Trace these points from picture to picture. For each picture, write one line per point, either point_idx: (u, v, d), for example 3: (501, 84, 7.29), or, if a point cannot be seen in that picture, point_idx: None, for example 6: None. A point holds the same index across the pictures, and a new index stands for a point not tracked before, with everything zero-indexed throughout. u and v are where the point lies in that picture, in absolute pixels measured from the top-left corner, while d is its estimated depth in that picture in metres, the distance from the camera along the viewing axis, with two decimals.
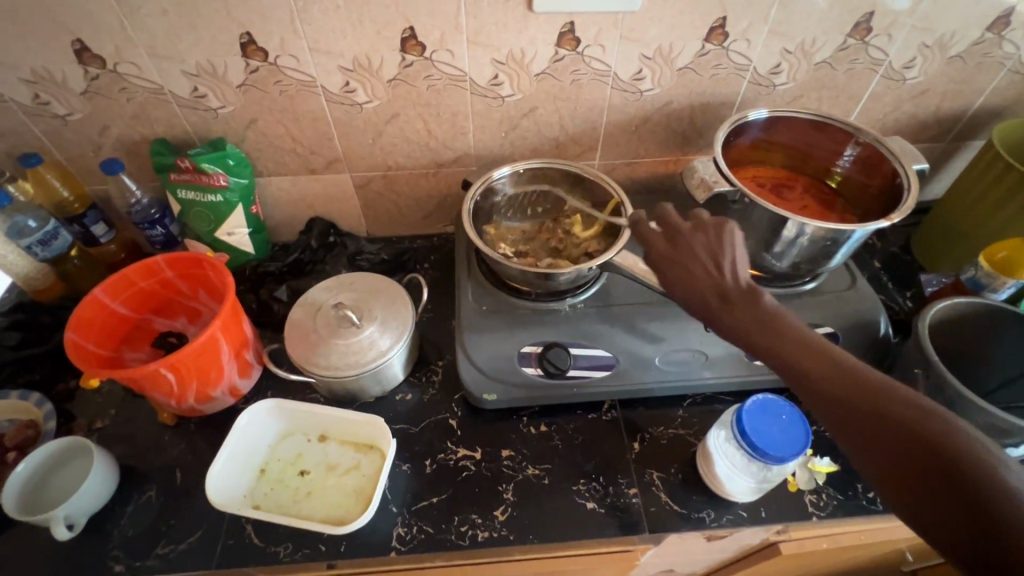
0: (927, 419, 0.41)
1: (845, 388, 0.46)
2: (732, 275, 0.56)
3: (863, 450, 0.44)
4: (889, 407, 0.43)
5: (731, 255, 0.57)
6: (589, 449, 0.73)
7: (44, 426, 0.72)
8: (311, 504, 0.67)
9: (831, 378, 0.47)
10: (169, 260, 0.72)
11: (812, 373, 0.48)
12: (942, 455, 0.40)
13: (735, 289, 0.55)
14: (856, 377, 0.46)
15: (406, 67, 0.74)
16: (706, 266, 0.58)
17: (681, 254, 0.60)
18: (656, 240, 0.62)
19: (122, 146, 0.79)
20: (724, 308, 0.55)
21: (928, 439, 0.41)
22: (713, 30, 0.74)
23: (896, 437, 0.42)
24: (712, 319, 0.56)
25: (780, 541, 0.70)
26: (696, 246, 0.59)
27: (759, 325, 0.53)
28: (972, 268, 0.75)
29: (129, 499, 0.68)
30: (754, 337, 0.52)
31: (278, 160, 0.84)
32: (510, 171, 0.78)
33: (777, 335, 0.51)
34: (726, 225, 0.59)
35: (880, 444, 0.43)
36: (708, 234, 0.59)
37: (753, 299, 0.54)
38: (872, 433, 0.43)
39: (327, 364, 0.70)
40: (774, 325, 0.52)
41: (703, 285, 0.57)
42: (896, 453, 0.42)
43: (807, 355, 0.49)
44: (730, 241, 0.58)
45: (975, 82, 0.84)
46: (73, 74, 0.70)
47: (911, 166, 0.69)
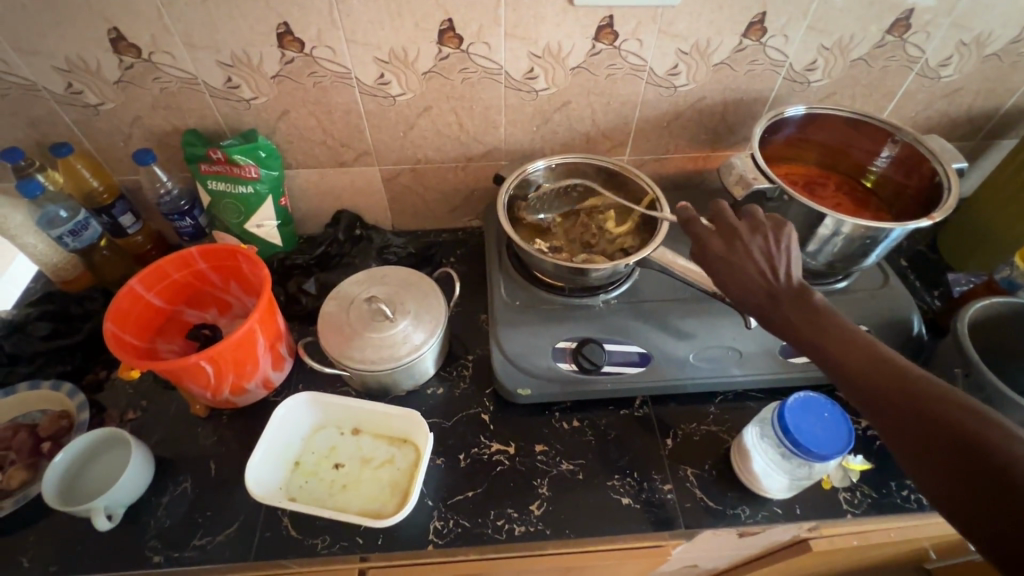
0: (971, 418, 0.41)
1: (890, 386, 0.46)
2: (785, 276, 0.57)
3: (904, 447, 0.44)
4: (933, 406, 0.43)
5: (785, 256, 0.58)
6: (622, 445, 0.73)
7: (77, 416, 0.72)
8: (347, 497, 0.68)
9: (877, 376, 0.47)
10: (203, 252, 0.72)
11: (858, 371, 0.48)
12: (983, 454, 0.40)
13: (785, 289, 0.56)
14: (903, 376, 0.46)
15: (442, 59, 0.73)
16: (759, 266, 0.58)
17: (733, 252, 0.59)
18: (712, 241, 0.61)
19: (153, 136, 0.79)
20: (774, 306, 0.56)
21: (970, 438, 0.41)
22: (752, 25, 0.73)
23: (938, 434, 0.42)
24: (761, 316, 0.57)
25: (811, 537, 0.70)
26: (751, 247, 0.59)
27: (808, 323, 0.53)
28: (1007, 268, 0.75)
29: (164, 490, 0.68)
30: (803, 335, 0.53)
31: (308, 152, 0.84)
32: (545, 164, 0.80)
33: (828, 334, 0.52)
34: (784, 228, 0.59)
35: (922, 441, 0.43)
36: (765, 237, 0.59)
37: (805, 298, 0.55)
38: (914, 430, 0.44)
39: (362, 357, 0.70)
40: (824, 325, 0.52)
41: (754, 283, 0.57)
42: (936, 450, 0.42)
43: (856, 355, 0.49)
44: (785, 244, 0.58)
45: (1010, 81, 0.84)
46: (108, 63, 0.70)
47: (950, 165, 0.69)
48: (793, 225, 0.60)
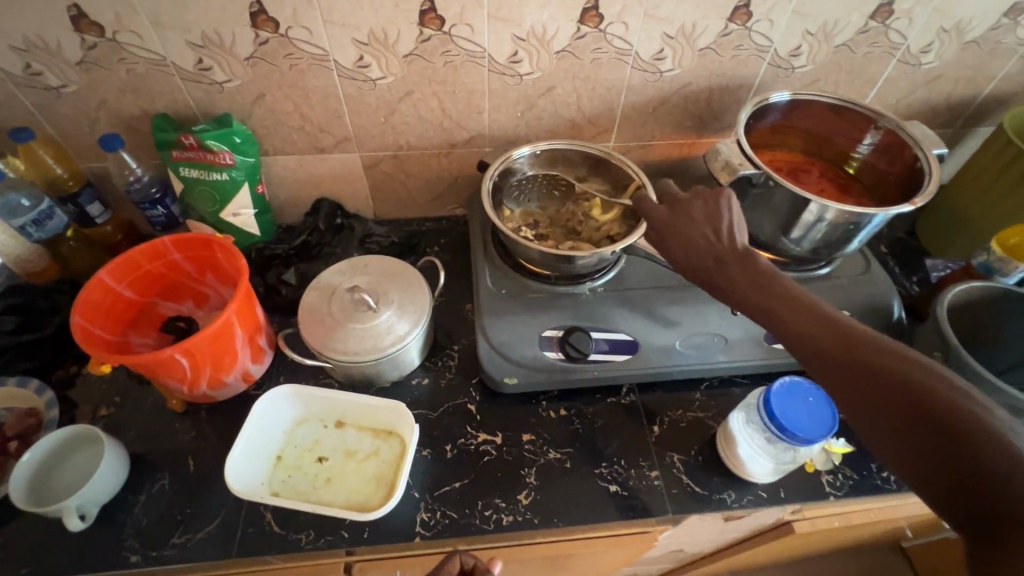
0: (899, 361, 0.44)
1: (826, 338, 0.48)
2: (728, 237, 0.58)
3: (840, 392, 0.46)
4: (865, 353, 0.45)
5: (728, 219, 0.59)
6: (610, 432, 0.73)
7: (45, 414, 0.69)
8: (331, 490, 0.66)
9: (813, 329, 0.49)
10: (176, 242, 0.69)
11: (795, 324, 0.50)
12: (912, 394, 0.42)
13: (729, 250, 0.58)
14: (836, 326, 0.48)
15: (423, 42, 0.71)
16: (704, 229, 0.59)
17: (679, 216, 0.61)
18: (659, 209, 0.63)
19: (120, 121, 0.75)
20: (718, 267, 0.57)
21: (900, 379, 0.43)
22: (737, 9, 0.72)
23: (869, 379, 0.44)
24: (707, 280, 0.58)
25: (794, 519, 0.71)
26: (696, 213, 0.61)
27: (750, 283, 0.55)
28: (984, 253, 0.76)
29: (141, 487, 0.66)
30: (745, 295, 0.55)
31: (286, 139, 0.81)
32: (530, 151, 0.78)
33: (768, 291, 0.53)
34: (722, 195, 0.60)
35: (858, 387, 0.44)
36: (706, 202, 0.61)
37: (745, 260, 0.57)
38: (846, 377, 0.45)
39: (345, 348, 0.68)
40: (763, 283, 0.54)
41: (700, 247, 0.59)
42: (869, 394, 0.44)
43: (796, 310, 0.51)
44: (728, 207, 0.60)
45: (988, 68, 0.85)
46: (68, 42, 0.66)
47: (931, 151, 0.70)
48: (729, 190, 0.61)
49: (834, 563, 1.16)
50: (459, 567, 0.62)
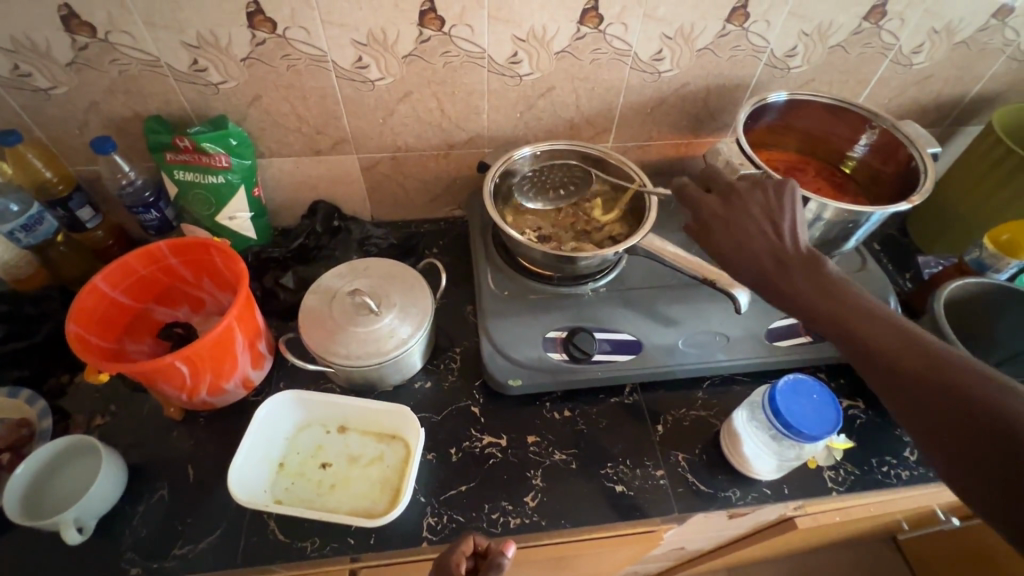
0: (979, 382, 0.43)
1: (902, 350, 0.48)
2: (790, 236, 0.58)
3: (907, 403, 0.46)
4: (944, 370, 0.45)
5: (790, 219, 0.59)
6: (614, 432, 0.73)
7: (38, 424, 0.68)
8: (336, 497, 0.65)
9: (884, 338, 0.49)
10: (173, 246, 0.68)
11: (857, 327, 0.51)
12: (994, 416, 0.41)
13: (792, 251, 0.57)
14: (907, 339, 0.48)
15: (423, 42, 0.71)
16: (765, 228, 0.59)
17: (737, 213, 0.62)
18: (711, 204, 0.64)
19: (112, 123, 0.74)
20: (779, 268, 0.57)
21: (982, 400, 0.42)
22: (735, 10, 0.73)
23: (948, 396, 0.44)
24: (766, 282, 0.58)
25: (797, 515, 0.72)
26: (753, 206, 0.61)
27: (813, 285, 0.54)
28: (976, 249, 0.77)
29: (139, 497, 0.65)
30: (811, 299, 0.54)
31: (282, 140, 0.80)
32: (531, 151, 0.78)
33: (834, 296, 0.53)
34: (787, 183, 0.62)
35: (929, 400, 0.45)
36: (765, 196, 0.62)
37: (810, 261, 0.56)
38: (920, 391, 0.45)
39: (346, 353, 0.67)
40: (828, 287, 0.54)
41: (761, 248, 0.58)
42: (948, 413, 0.43)
43: (862, 317, 0.51)
44: (791, 206, 0.61)
45: (977, 68, 0.86)
46: (58, 42, 0.64)
47: (926, 150, 0.71)
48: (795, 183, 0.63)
49: (831, 557, 1.18)
50: (473, 549, 0.59)
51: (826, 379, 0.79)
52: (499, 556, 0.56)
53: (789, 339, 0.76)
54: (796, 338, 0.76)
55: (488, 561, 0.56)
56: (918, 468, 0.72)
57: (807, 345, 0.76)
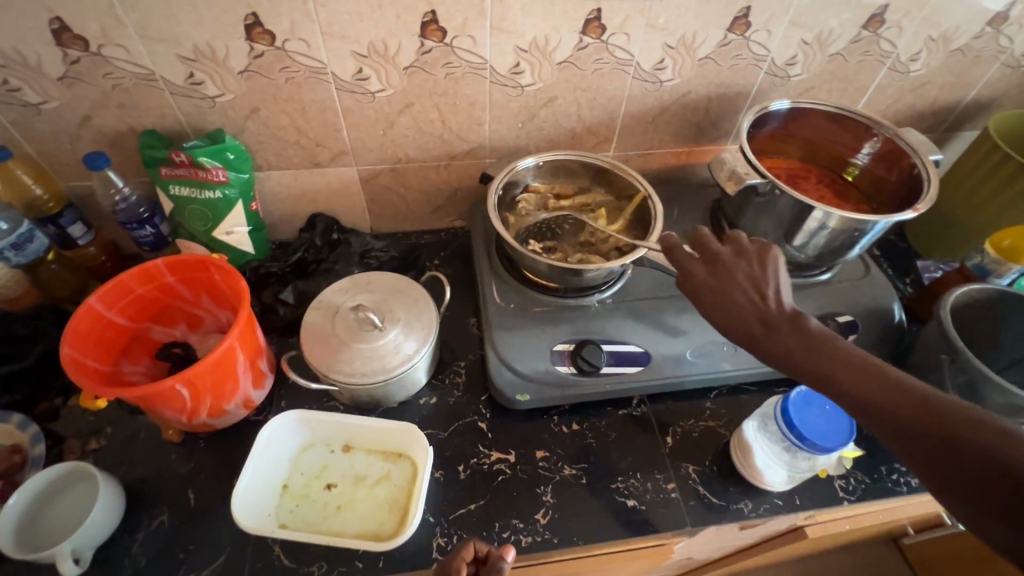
0: (1005, 444, 0.40)
1: (906, 408, 0.45)
2: (776, 303, 0.54)
3: (928, 469, 0.43)
4: (964, 434, 0.41)
5: (773, 282, 0.56)
6: (624, 445, 0.72)
7: (31, 450, 0.65)
8: (342, 519, 0.64)
9: (896, 402, 0.45)
10: (170, 264, 0.66)
11: (856, 387, 0.48)
12: (1016, 479, 0.38)
13: (778, 315, 0.54)
14: (911, 396, 0.45)
15: (424, 53, 0.70)
16: (748, 293, 0.56)
17: (719, 278, 0.58)
18: (697, 268, 0.59)
19: (104, 138, 0.72)
20: (768, 334, 0.54)
21: (1003, 462, 0.39)
22: (737, 19, 0.73)
23: (962, 459, 0.41)
24: (755, 348, 0.54)
25: (807, 524, 0.71)
26: (739, 275, 0.57)
27: (807, 349, 0.51)
28: (978, 256, 0.78)
29: (138, 525, 0.63)
30: (804, 362, 0.51)
31: (280, 153, 0.78)
32: (534, 162, 0.78)
33: (830, 359, 0.50)
34: (770, 253, 0.58)
35: (948, 465, 0.41)
36: (751, 263, 0.58)
37: (799, 324, 0.53)
38: (942, 460, 0.42)
39: (351, 370, 0.66)
40: (822, 349, 0.51)
41: (745, 312, 0.55)
42: (976, 482, 0.40)
43: (860, 378, 0.48)
44: (774, 268, 0.57)
45: (972, 74, 0.87)
46: (50, 56, 0.62)
47: (928, 157, 0.71)
48: (778, 249, 0.59)
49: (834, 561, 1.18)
50: (473, 556, 0.58)
51: None
52: (499, 561, 0.57)
53: None
54: None
55: (488, 566, 0.56)
56: None
57: None
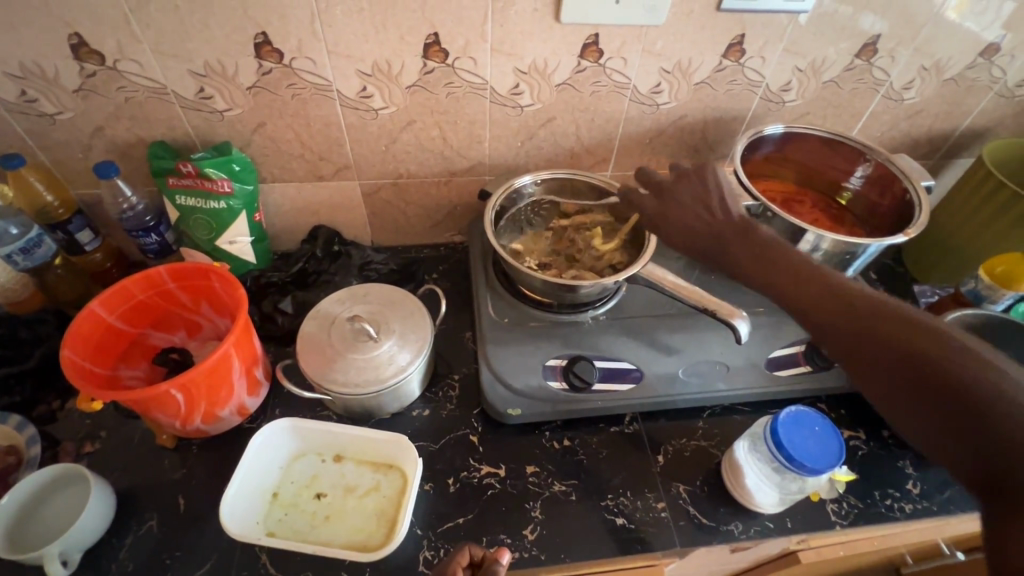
0: (879, 304, 0.50)
1: (809, 286, 0.56)
2: (727, 214, 0.67)
3: (823, 330, 0.53)
4: (857, 299, 0.52)
5: (717, 196, 0.68)
6: (615, 463, 0.72)
7: (26, 451, 0.67)
8: (330, 529, 0.64)
9: (808, 284, 0.56)
10: (172, 271, 0.68)
11: (776, 274, 0.59)
12: (884, 327, 0.48)
13: (729, 226, 0.66)
14: (819, 279, 0.56)
15: (427, 73, 0.72)
16: (699, 210, 0.68)
17: (665, 204, 0.71)
18: (647, 201, 0.72)
19: (116, 148, 0.74)
20: (719, 240, 0.66)
21: (875, 319, 0.50)
22: (731, 46, 0.75)
23: (847, 316, 0.51)
24: (709, 253, 0.67)
25: (800, 548, 0.69)
26: (684, 198, 0.70)
27: (750, 252, 0.63)
28: (972, 281, 0.79)
29: (126, 529, 0.63)
30: (744, 261, 0.63)
31: (285, 166, 0.80)
32: (532, 179, 0.80)
33: (762, 256, 0.61)
34: (705, 170, 0.71)
35: (839, 325, 0.52)
36: (691, 182, 0.71)
37: (745, 231, 0.65)
38: (835, 326, 0.52)
39: (345, 380, 0.66)
40: (758, 249, 0.62)
41: (699, 227, 0.67)
42: (856, 339, 0.50)
43: (784, 269, 0.59)
44: (716, 182, 0.69)
45: (965, 104, 0.88)
46: (68, 70, 0.65)
47: (920, 183, 0.73)
48: (713, 164, 0.72)
49: None
50: (468, 561, 0.58)
51: (827, 410, 0.79)
52: (494, 563, 0.56)
53: (789, 369, 0.76)
54: (797, 368, 0.76)
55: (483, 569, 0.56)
56: (920, 502, 0.71)
57: (806, 376, 0.76)
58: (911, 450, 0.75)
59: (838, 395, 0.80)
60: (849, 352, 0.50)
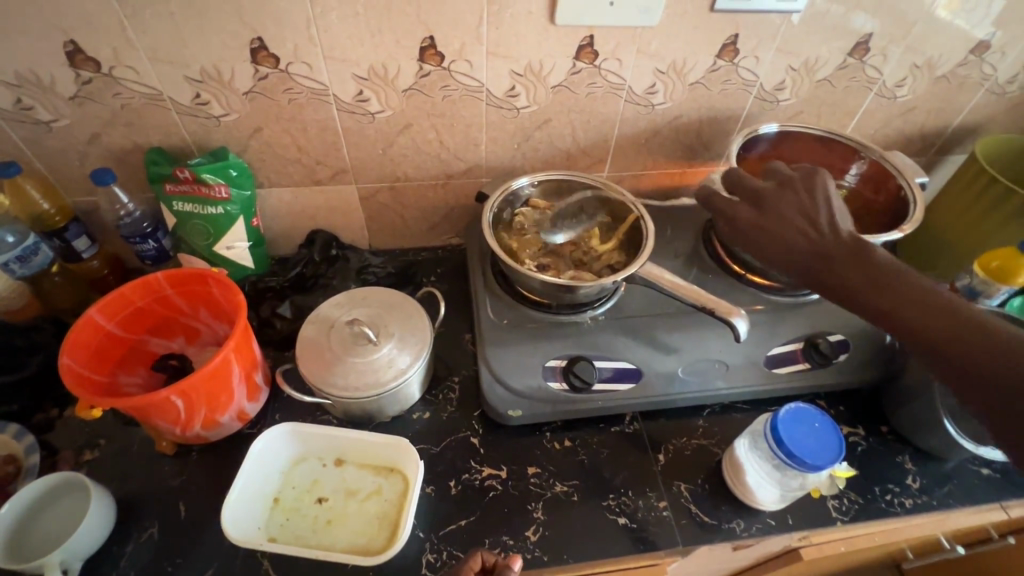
0: None
1: (952, 337, 0.52)
2: (833, 233, 0.62)
3: (975, 389, 0.50)
4: (1022, 361, 0.48)
5: (825, 210, 0.64)
6: (616, 463, 0.72)
7: (25, 460, 0.67)
8: (332, 533, 0.64)
9: (950, 332, 0.52)
10: (170, 277, 0.67)
11: (907, 315, 0.55)
12: None
13: (837, 248, 0.61)
14: (966, 328, 0.52)
15: (423, 76, 0.72)
16: (802, 226, 0.64)
17: (764, 216, 0.67)
18: (740, 211, 0.69)
19: (112, 154, 0.74)
20: (826, 264, 0.61)
21: None
22: (725, 46, 0.76)
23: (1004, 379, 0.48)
24: (813, 278, 0.62)
25: (802, 546, 0.69)
26: (785, 210, 0.66)
27: (867, 283, 0.58)
28: (967, 276, 0.80)
29: (127, 537, 0.63)
30: (856, 291, 0.59)
31: (282, 171, 0.80)
32: (530, 181, 0.80)
33: (885, 290, 0.57)
34: (814, 178, 0.67)
35: (994, 388, 0.49)
36: (798, 193, 0.66)
37: (857, 254, 0.60)
38: (990, 388, 0.49)
39: (345, 384, 0.66)
40: (880, 282, 0.58)
41: (803, 249, 0.63)
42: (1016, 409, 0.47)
43: (915, 309, 0.55)
44: (823, 193, 0.65)
45: (958, 100, 0.89)
46: (63, 78, 0.65)
47: (914, 180, 0.74)
48: (821, 172, 0.67)
49: None
50: (480, 566, 0.58)
51: (826, 406, 0.79)
52: (506, 568, 0.57)
53: (787, 366, 0.76)
54: (795, 365, 0.76)
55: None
56: (920, 497, 0.71)
57: (805, 373, 0.76)
58: (910, 445, 0.75)
59: (836, 392, 0.81)
60: (1005, 420, 0.48)
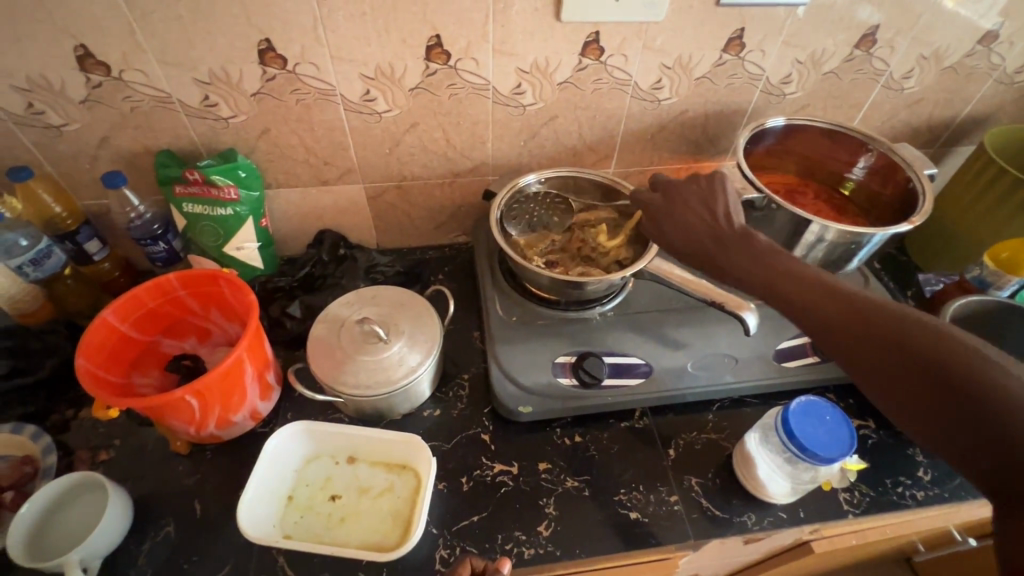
0: (927, 335, 0.46)
1: (838, 312, 0.52)
2: (728, 221, 0.66)
3: (862, 364, 0.49)
4: (901, 330, 0.47)
5: (722, 200, 0.68)
6: (627, 458, 0.72)
7: (42, 461, 0.67)
8: (346, 530, 0.64)
9: (836, 308, 0.52)
10: (182, 278, 0.68)
11: (798, 295, 0.56)
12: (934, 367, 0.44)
13: (730, 234, 0.65)
14: (851, 303, 0.52)
15: (429, 75, 0.72)
16: (700, 215, 0.68)
17: (672, 206, 0.70)
18: (653, 199, 0.73)
19: (122, 157, 0.75)
20: (722, 250, 0.65)
21: (921, 355, 0.45)
22: (731, 40, 0.75)
23: (887, 349, 0.47)
24: (714, 265, 0.65)
25: (813, 539, 0.69)
26: (687, 197, 0.70)
27: (762, 268, 0.60)
28: (977, 268, 0.79)
29: (144, 536, 0.63)
30: (753, 275, 0.61)
31: (290, 172, 0.81)
32: (536, 179, 0.81)
33: (777, 274, 0.58)
34: (716, 174, 0.70)
35: (879, 360, 0.48)
36: (699, 184, 0.70)
37: (748, 242, 0.63)
38: (874, 361, 0.48)
39: (356, 382, 0.67)
40: (774, 265, 0.59)
41: (701, 235, 0.67)
42: (900, 378, 0.46)
43: (804, 290, 0.56)
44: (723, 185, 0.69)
45: (965, 91, 0.89)
46: (73, 81, 0.66)
47: (923, 172, 0.73)
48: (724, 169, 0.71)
49: None
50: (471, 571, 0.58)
51: (836, 400, 0.79)
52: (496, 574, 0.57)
53: (797, 360, 0.76)
54: (805, 358, 0.76)
55: None
56: (931, 489, 0.71)
57: (815, 366, 0.76)
58: None
59: (846, 385, 0.80)
60: (894, 393, 0.47)
